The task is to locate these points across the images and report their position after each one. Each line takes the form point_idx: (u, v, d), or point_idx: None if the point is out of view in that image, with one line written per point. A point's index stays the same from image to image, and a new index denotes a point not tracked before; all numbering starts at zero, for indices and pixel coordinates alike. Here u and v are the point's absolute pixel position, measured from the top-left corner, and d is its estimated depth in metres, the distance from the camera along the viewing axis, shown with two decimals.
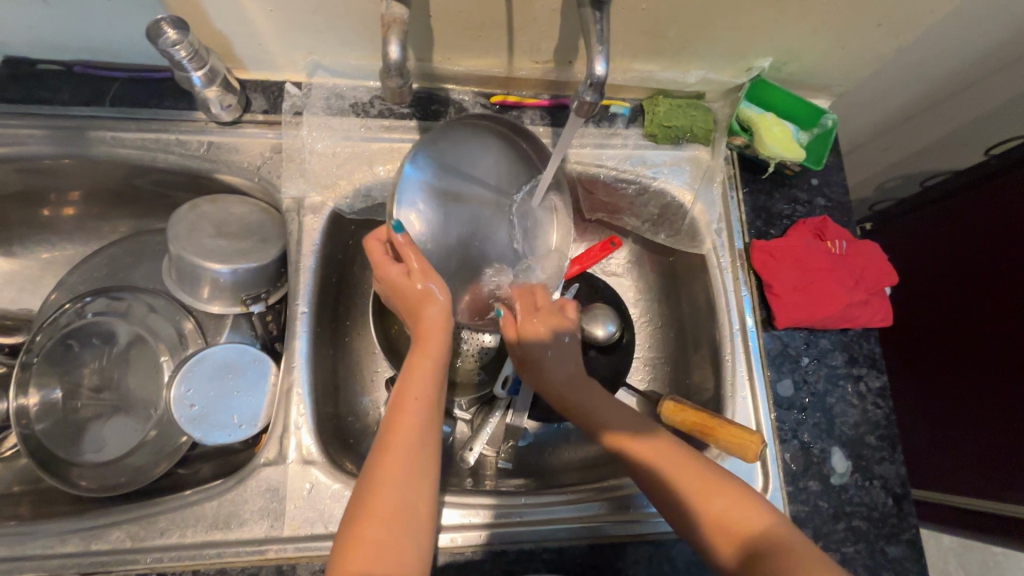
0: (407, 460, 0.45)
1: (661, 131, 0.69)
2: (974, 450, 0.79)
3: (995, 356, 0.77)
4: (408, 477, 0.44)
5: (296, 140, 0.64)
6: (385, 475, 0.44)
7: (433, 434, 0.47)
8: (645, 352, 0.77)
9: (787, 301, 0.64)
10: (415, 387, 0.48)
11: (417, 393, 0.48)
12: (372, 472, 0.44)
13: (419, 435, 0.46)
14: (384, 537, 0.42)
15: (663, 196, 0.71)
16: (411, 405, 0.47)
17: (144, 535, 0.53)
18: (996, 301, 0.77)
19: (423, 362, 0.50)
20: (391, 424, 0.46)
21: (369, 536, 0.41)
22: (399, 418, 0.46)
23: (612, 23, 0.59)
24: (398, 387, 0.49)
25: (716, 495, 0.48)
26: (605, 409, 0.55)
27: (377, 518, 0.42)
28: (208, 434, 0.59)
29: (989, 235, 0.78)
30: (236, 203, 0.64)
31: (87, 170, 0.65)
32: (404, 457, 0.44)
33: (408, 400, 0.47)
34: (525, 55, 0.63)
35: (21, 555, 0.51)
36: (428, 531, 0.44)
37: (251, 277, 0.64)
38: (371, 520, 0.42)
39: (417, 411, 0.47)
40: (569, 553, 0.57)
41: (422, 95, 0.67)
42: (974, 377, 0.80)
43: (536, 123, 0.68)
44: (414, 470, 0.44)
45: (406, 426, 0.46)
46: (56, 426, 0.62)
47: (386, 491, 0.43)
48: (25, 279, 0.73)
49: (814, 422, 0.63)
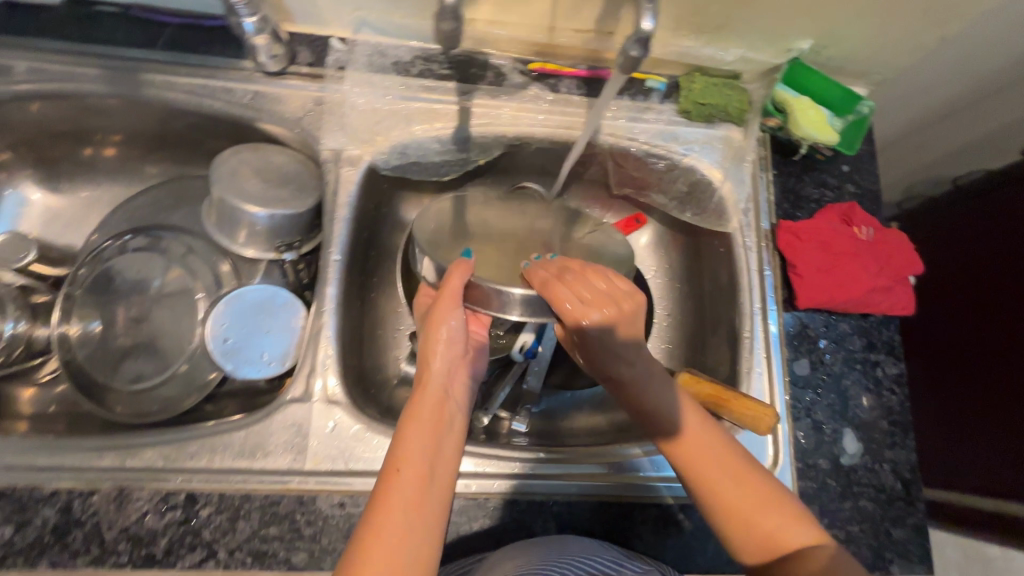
0: (397, 531, 0.42)
1: (694, 108, 0.70)
2: (984, 452, 0.79)
3: (1008, 359, 0.76)
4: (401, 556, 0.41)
5: (338, 94, 0.66)
6: (370, 555, 0.40)
7: (429, 503, 0.44)
8: (664, 330, 0.78)
9: (809, 281, 0.65)
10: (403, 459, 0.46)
11: (405, 463, 0.45)
12: (361, 549, 0.41)
13: (410, 500, 0.43)
14: None
15: (693, 173, 0.72)
16: (397, 477, 0.44)
17: (176, 457, 0.55)
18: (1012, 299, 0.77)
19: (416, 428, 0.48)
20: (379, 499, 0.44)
21: None
22: (387, 491, 0.44)
23: None
24: (388, 456, 0.47)
25: (754, 508, 0.47)
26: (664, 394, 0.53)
27: None
28: (240, 368, 0.61)
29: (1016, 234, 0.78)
30: (276, 153, 0.66)
31: (137, 112, 0.67)
32: (393, 528, 0.42)
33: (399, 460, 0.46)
34: (566, 23, 0.64)
35: (60, 464, 0.53)
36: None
37: (287, 224, 0.66)
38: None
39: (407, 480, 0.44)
40: (580, 508, 0.59)
41: (462, 58, 0.69)
42: (988, 378, 0.79)
43: (571, 93, 0.69)
44: (399, 535, 0.42)
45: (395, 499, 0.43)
46: (96, 354, 0.66)
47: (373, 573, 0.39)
48: (69, 217, 0.76)
49: (828, 403, 0.64)
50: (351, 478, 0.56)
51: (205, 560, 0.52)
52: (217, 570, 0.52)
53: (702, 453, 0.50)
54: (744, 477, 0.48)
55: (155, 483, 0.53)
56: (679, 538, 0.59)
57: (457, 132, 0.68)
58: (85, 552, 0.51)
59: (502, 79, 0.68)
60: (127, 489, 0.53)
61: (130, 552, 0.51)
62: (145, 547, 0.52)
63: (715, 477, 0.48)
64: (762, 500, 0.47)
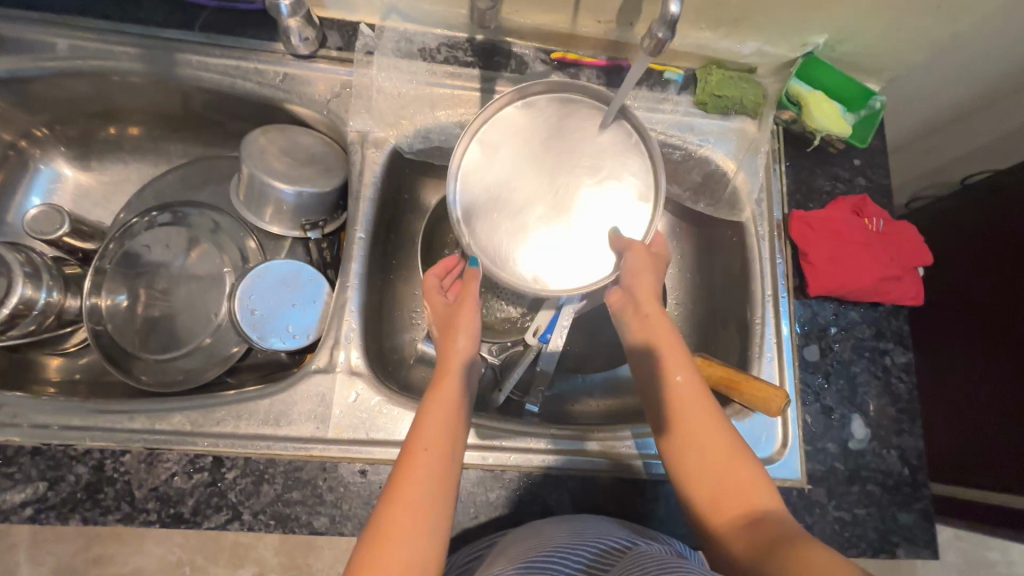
0: (420, 490, 0.46)
1: (711, 100, 0.72)
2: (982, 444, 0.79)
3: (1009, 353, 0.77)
4: (411, 494, 0.46)
5: (366, 78, 0.68)
6: (395, 517, 0.44)
7: (449, 472, 0.48)
8: (675, 318, 0.80)
9: (821, 269, 0.67)
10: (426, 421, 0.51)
11: (429, 437, 0.49)
12: (388, 511, 0.44)
13: (434, 469, 0.47)
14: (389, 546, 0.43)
15: (707, 164, 0.74)
16: (422, 453, 0.48)
17: (203, 421, 0.57)
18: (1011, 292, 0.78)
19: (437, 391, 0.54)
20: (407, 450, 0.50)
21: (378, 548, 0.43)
22: (411, 462, 0.47)
23: None
24: (411, 433, 0.50)
25: (728, 467, 0.51)
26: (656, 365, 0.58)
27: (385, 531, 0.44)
28: (265, 338, 0.63)
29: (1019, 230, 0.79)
30: (303, 134, 0.68)
31: (170, 91, 0.69)
32: (416, 494, 0.45)
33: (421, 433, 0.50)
34: (589, 14, 0.66)
35: (92, 425, 0.55)
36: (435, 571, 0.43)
37: (314, 202, 0.68)
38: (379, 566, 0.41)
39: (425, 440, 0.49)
40: (593, 482, 0.60)
41: (486, 46, 0.70)
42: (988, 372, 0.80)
43: (592, 82, 0.71)
44: (422, 499, 0.45)
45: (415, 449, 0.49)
46: (124, 325, 0.68)
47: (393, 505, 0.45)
48: (99, 194, 0.78)
49: (837, 389, 0.65)
50: (372, 447, 0.58)
51: (231, 521, 0.54)
52: (242, 530, 0.54)
53: (688, 414, 0.55)
54: (728, 447, 0.52)
55: (183, 446, 0.55)
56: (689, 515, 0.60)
57: None
58: (117, 509, 0.53)
59: (524, 68, 0.71)
60: (157, 451, 0.55)
61: (159, 511, 0.53)
62: (173, 507, 0.53)
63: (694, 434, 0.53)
64: (739, 468, 0.51)
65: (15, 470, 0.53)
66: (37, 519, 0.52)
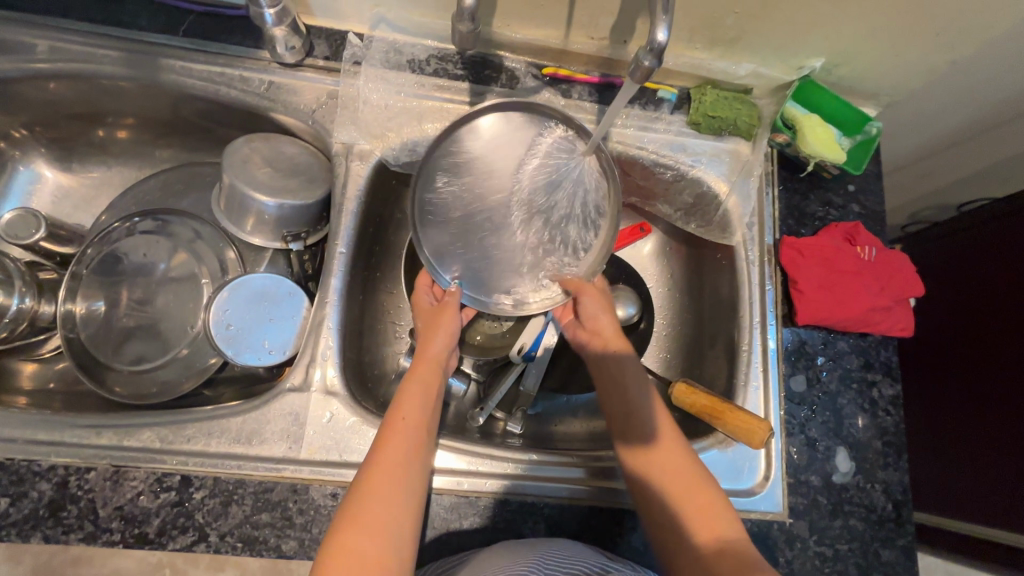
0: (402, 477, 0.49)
1: (705, 120, 0.70)
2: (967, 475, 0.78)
3: (992, 383, 0.76)
4: (397, 484, 0.48)
5: (352, 88, 0.67)
6: (372, 487, 0.47)
7: (424, 461, 0.52)
8: (662, 340, 0.78)
9: (810, 298, 0.65)
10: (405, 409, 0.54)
11: (408, 414, 0.53)
12: (367, 485, 0.47)
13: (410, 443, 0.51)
14: (367, 543, 0.44)
15: (699, 185, 0.72)
16: (403, 425, 0.52)
17: (172, 439, 0.55)
18: (1000, 322, 0.77)
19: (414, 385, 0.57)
20: (386, 434, 0.51)
21: (354, 539, 0.44)
22: (392, 435, 0.51)
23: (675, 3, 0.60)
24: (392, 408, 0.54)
25: (695, 481, 0.53)
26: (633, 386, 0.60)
27: (364, 525, 0.45)
28: (239, 353, 0.62)
29: (1010, 260, 0.77)
30: (288, 144, 0.67)
31: (152, 96, 0.68)
32: (397, 466, 0.49)
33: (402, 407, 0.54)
34: (582, 30, 0.65)
35: (59, 440, 0.54)
36: (410, 538, 0.46)
37: (295, 214, 0.66)
38: (359, 526, 0.44)
39: (408, 427, 0.52)
40: (570, 511, 0.59)
41: (476, 59, 0.69)
42: (973, 402, 0.79)
43: (583, 99, 0.70)
44: (400, 471, 0.49)
45: (399, 441, 0.51)
46: (99, 334, 0.67)
47: (375, 496, 0.47)
48: (80, 197, 0.77)
49: (823, 420, 0.64)
50: (345, 469, 0.56)
51: (196, 543, 0.52)
52: (208, 553, 0.52)
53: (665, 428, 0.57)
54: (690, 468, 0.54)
55: (150, 464, 0.54)
56: None
57: None
58: (79, 528, 0.51)
59: (515, 83, 0.69)
60: (123, 469, 0.53)
61: (123, 531, 0.52)
62: (138, 527, 0.52)
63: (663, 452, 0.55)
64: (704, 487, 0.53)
65: None
66: None
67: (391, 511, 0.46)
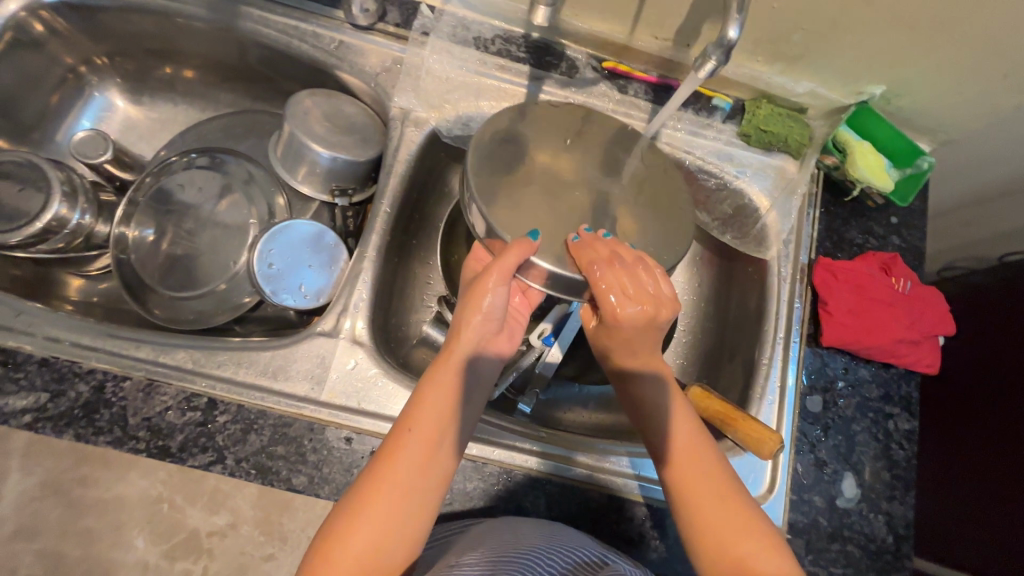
0: (398, 489, 0.46)
1: (756, 133, 0.71)
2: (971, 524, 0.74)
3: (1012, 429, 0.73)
4: (395, 504, 0.45)
5: (418, 57, 0.69)
6: (359, 525, 0.44)
7: (431, 471, 0.48)
8: (681, 347, 0.79)
9: (838, 320, 0.65)
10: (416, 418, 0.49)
11: (417, 424, 0.48)
12: (360, 496, 0.45)
13: (414, 475, 0.46)
14: (359, 558, 0.43)
15: (741, 196, 0.73)
16: (409, 435, 0.48)
17: (204, 363, 0.58)
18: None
19: (431, 391, 0.50)
20: (391, 445, 0.48)
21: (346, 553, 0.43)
22: (396, 447, 0.47)
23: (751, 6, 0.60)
24: (404, 412, 0.50)
25: (727, 525, 0.47)
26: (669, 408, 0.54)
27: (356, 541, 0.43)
28: (276, 292, 0.64)
29: None
30: (348, 103, 0.69)
31: (229, 41, 0.71)
32: (398, 482, 0.46)
33: (412, 428, 0.48)
34: (647, 29, 0.66)
35: (100, 347, 0.57)
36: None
37: (346, 169, 0.69)
38: (352, 543, 0.43)
39: (415, 440, 0.48)
40: (571, 492, 0.60)
41: (539, 45, 0.71)
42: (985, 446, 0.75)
43: (639, 97, 0.71)
44: (395, 511, 0.45)
45: (400, 454, 0.47)
46: (148, 259, 0.70)
47: (368, 513, 0.44)
48: (144, 129, 0.81)
49: (834, 444, 0.64)
50: (361, 417, 0.58)
51: (214, 463, 0.55)
52: (223, 474, 0.54)
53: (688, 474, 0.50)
54: (732, 504, 0.48)
55: (181, 382, 0.56)
56: (662, 539, 0.60)
57: None
58: (108, 432, 0.54)
59: (575, 72, 0.70)
60: (156, 383, 0.56)
61: (147, 441, 0.54)
62: (161, 440, 0.55)
63: (699, 496, 0.49)
64: (740, 514, 0.48)
65: (22, 376, 0.54)
66: (32, 427, 0.53)
67: (387, 529, 0.44)
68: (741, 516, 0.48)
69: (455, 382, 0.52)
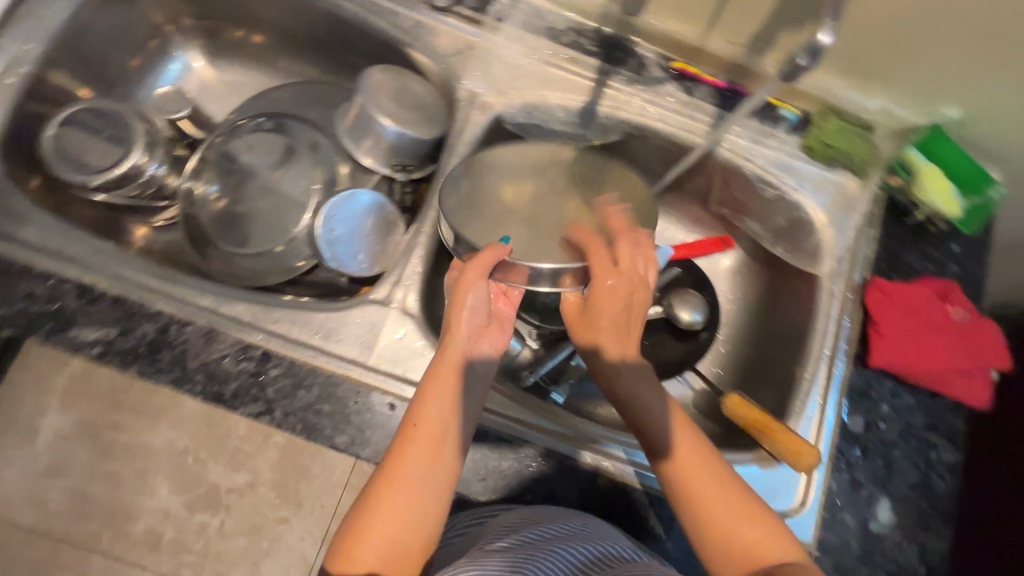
0: (411, 487, 0.47)
1: (820, 147, 0.70)
2: None
3: None
4: (407, 503, 0.46)
5: (490, 43, 0.71)
6: (375, 520, 0.45)
7: (442, 464, 0.48)
8: (719, 353, 0.81)
9: (888, 342, 0.65)
10: (421, 416, 0.49)
11: (421, 422, 0.49)
12: (372, 497, 0.46)
13: (421, 472, 0.47)
14: (375, 557, 0.44)
15: (797, 210, 0.72)
16: (415, 435, 0.49)
17: (263, 317, 0.61)
18: None
19: (436, 387, 0.51)
20: (399, 445, 0.48)
21: (364, 552, 0.44)
22: (404, 448, 0.48)
23: (846, 11, 0.61)
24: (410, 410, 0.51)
25: (739, 527, 0.46)
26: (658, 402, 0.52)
27: (373, 540, 0.45)
28: (335, 257, 0.66)
29: None
30: (415, 81, 0.70)
31: (310, 13, 0.74)
32: (410, 482, 0.47)
33: (418, 425, 0.49)
34: (722, 33, 0.67)
35: (168, 291, 0.60)
36: (418, 563, 0.46)
37: (409, 145, 0.70)
38: (369, 543, 0.45)
39: (421, 438, 0.49)
40: (603, 483, 0.61)
41: (610, 40, 0.71)
42: None
43: (705, 100, 0.71)
44: (408, 505, 0.46)
45: (406, 455, 0.48)
46: (213, 215, 0.73)
47: (382, 514, 0.45)
48: (218, 91, 0.84)
49: (872, 467, 0.63)
50: (405, 385, 0.59)
51: (263, 414, 0.56)
52: (271, 425, 0.56)
53: (694, 476, 0.48)
54: (739, 502, 0.47)
55: (240, 333, 0.59)
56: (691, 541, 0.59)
57: (586, 107, 0.71)
58: (169, 372, 0.57)
59: (643, 70, 0.71)
60: (216, 331, 0.58)
61: (204, 385, 0.57)
62: (217, 385, 0.57)
63: (705, 496, 0.47)
64: (747, 508, 0.47)
65: (95, 310, 0.57)
66: (101, 358, 0.56)
67: (402, 526, 0.45)
68: (752, 506, 0.47)
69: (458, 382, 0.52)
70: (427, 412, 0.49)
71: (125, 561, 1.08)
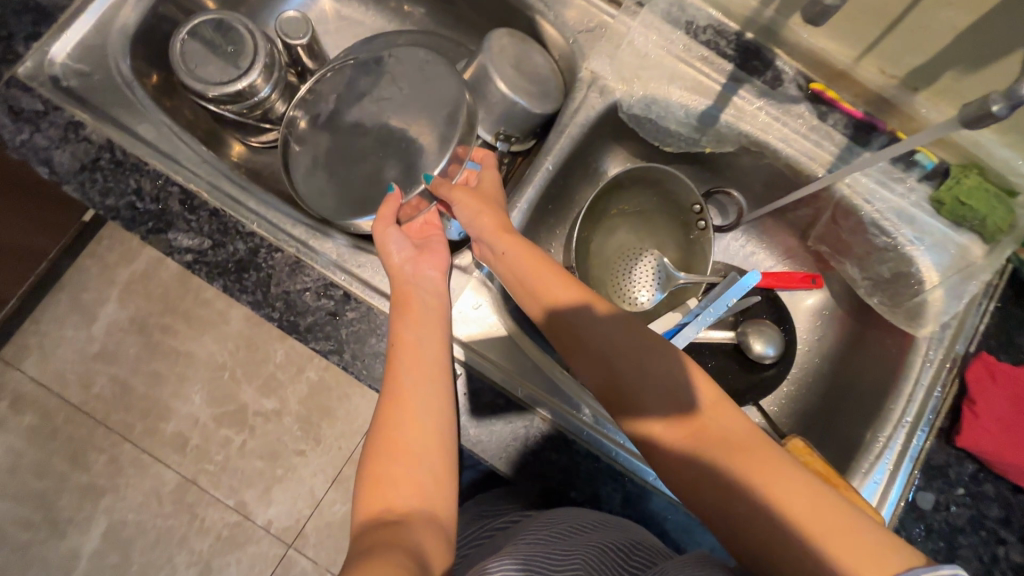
0: (407, 397, 0.49)
1: (951, 202, 0.65)
2: None
3: None
4: (412, 415, 0.48)
5: (624, 26, 0.68)
6: (385, 434, 0.47)
7: (430, 370, 0.51)
8: (780, 393, 0.78)
9: (981, 424, 0.61)
10: (402, 330, 0.53)
11: (403, 334, 0.53)
12: (382, 425, 0.48)
13: (413, 379, 0.50)
14: (398, 470, 0.46)
15: (907, 265, 0.67)
16: (400, 351, 0.52)
17: (347, 260, 0.61)
18: None
19: (411, 306, 0.54)
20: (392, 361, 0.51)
21: (387, 471, 0.45)
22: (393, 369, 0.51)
23: None
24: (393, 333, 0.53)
25: (694, 419, 0.47)
26: (591, 325, 0.53)
27: (393, 455, 0.46)
28: None
29: None
30: (537, 53, 0.69)
31: None
32: (408, 392, 0.49)
33: (397, 350, 0.52)
34: (877, 61, 0.62)
35: (263, 214, 0.61)
36: (448, 477, 0.47)
37: (519, 117, 0.68)
38: (390, 460, 0.46)
39: (406, 348, 0.52)
40: (650, 501, 0.57)
41: (750, 46, 0.67)
42: None
43: (836, 128, 0.66)
44: (411, 417, 0.48)
45: (394, 372, 0.51)
46: None
47: (394, 430, 0.47)
48: (336, 26, 0.84)
49: (932, 548, 0.59)
50: None
51: (332, 352, 0.57)
52: (337, 365, 0.57)
53: (635, 383, 0.50)
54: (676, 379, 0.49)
55: (323, 270, 0.59)
56: None
57: (707, 111, 0.67)
58: (251, 293, 0.57)
59: (778, 84, 0.67)
60: (303, 263, 0.59)
61: (282, 313, 0.57)
62: (294, 315, 0.57)
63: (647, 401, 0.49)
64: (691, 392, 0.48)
65: (194, 218, 0.58)
66: (191, 267, 0.57)
67: (413, 438, 0.47)
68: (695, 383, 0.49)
69: (422, 293, 0.56)
70: (402, 328, 0.53)
71: (151, 455, 1.12)
